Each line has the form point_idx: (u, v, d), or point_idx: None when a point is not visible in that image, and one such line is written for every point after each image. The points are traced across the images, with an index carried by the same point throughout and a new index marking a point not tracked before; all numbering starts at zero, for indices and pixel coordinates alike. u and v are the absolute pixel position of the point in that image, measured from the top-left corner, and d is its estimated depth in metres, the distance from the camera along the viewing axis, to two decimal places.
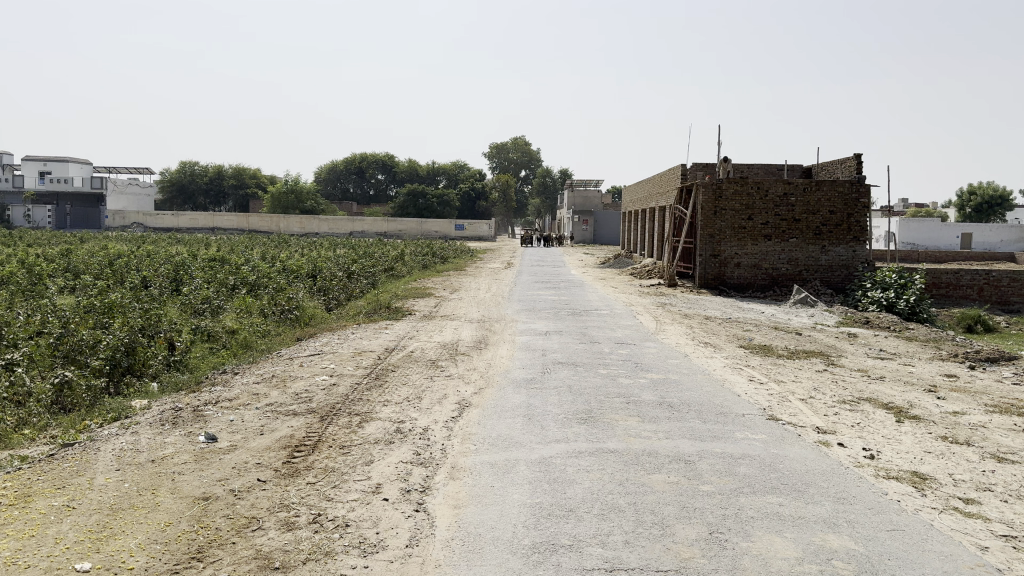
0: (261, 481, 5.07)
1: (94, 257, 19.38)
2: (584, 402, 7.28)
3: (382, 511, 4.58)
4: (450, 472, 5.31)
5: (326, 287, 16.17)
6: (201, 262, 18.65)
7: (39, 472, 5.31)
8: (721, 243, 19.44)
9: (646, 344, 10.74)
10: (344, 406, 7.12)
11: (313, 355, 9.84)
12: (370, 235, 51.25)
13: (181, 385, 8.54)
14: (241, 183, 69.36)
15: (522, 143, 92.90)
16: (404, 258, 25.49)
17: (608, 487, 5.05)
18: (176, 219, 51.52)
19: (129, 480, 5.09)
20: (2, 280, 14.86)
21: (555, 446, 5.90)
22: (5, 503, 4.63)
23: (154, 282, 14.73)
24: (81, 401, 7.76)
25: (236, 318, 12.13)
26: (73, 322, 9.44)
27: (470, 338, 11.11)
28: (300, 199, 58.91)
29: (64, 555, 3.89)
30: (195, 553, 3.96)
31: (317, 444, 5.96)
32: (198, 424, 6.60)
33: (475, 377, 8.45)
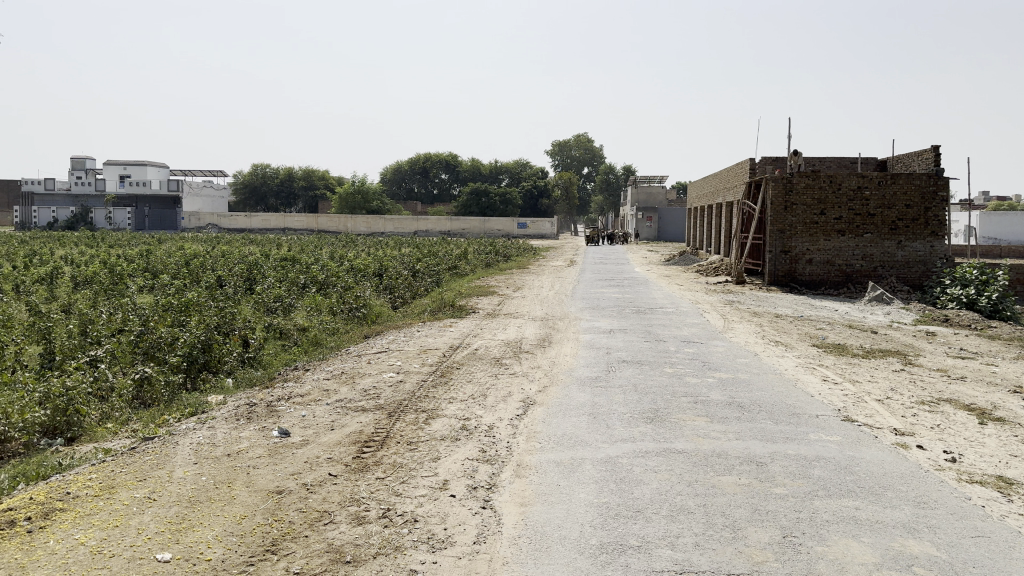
0: (332, 476, 5.17)
1: (172, 258, 20.09)
2: (650, 401, 7.20)
3: (449, 508, 4.61)
4: (516, 470, 5.32)
5: (392, 286, 16.39)
6: (273, 262, 19.12)
7: (122, 464, 5.53)
8: (791, 240, 18.98)
9: (714, 342, 10.57)
10: (411, 403, 7.21)
11: (381, 353, 9.97)
12: (434, 233, 51.67)
13: (254, 381, 8.81)
14: (311, 185, 70.90)
15: (585, 140, 92.63)
16: (468, 256, 25.65)
17: (678, 487, 4.98)
18: (249, 220, 53.12)
19: (206, 473, 5.25)
20: (86, 280, 15.52)
21: (622, 446, 5.84)
22: (91, 494, 4.83)
23: (229, 281, 15.18)
24: (160, 396, 8.06)
25: (306, 317, 12.41)
26: (152, 321, 9.79)
27: (535, 336, 11.10)
28: (366, 199, 59.87)
29: (146, 545, 4.03)
30: (270, 546, 4.05)
31: (385, 439, 6.04)
32: (271, 419, 6.78)
33: (540, 376, 8.41)
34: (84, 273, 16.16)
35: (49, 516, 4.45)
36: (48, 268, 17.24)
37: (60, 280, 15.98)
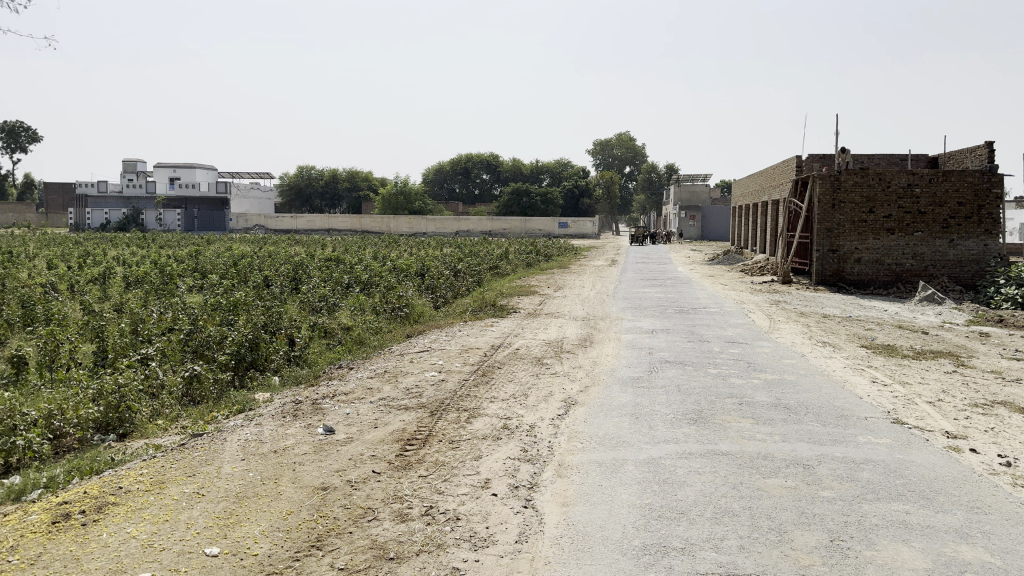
0: (376, 473, 5.22)
1: (220, 257, 20.51)
2: (693, 402, 7.13)
3: (491, 507, 4.62)
4: (557, 470, 5.31)
5: (434, 285, 16.50)
6: (317, 262, 19.39)
7: (172, 459, 5.66)
8: (839, 239, 18.62)
9: (759, 343, 10.43)
10: (453, 402, 7.24)
11: (423, 352, 10.04)
12: (475, 233, 51.83)
13: (300, 379, 8.96)
14: (355, 186, 71.70)
15: (627, 138, 92.04)
16: (510, 256, 25.69)
17: (722, 490, 4.92)
18: (295, 220, 53.95)
19: (253, 469, 5.34)
20: (139, 280, 15.92)
21: (665, 447, 5.80)
22: (142, 489, 4.95)
23: (275, 281, 15.43)
24: (209, 394, 8.24)
25: (351, 317, 12.56)
26: (202, 319, 10.00)
27: (576, 336, 11.07)
28: (409, 200, 60.34)
29: (195, 539, 4.11)
30: (315, 542, 4.11)
31: (428, 438, 6.09)
32: (316, 417, 6.87)
33: (581, 376, 8.39)
34: (136, 273, 16.57)
35: (102, 510, 4.57)
36: (102, 268, 17.72)
37: (114, 280, 16.40)
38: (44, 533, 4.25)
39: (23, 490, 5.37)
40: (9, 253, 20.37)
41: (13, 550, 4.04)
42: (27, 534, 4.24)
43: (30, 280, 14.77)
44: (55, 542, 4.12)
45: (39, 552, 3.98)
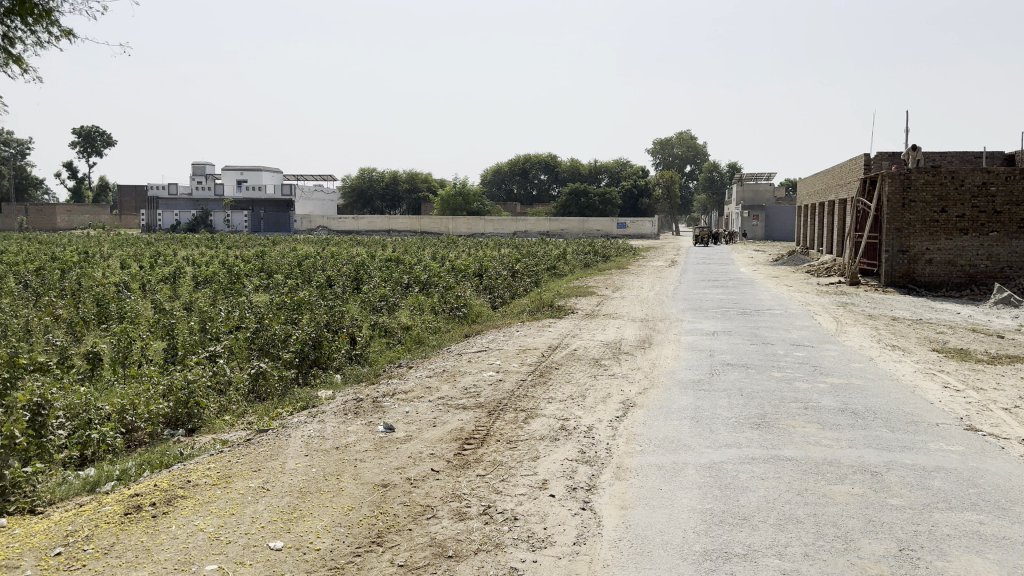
0: (435, 471, 5.27)
1: (285, 258, 20.99)
2: (755, 406, 6.99)
3: (549, 507, 4.62)
4: (616, 472, 5.27)
5: (492, 286, 16.57)
6: (378, 263, 19.69)
7: (239, 454, 5.81)
8: (910, 239, 17.99)
9: (825, 346, 10.17)
10: (511, 402, 7.26)
11: (481, 352, 10.09)
12: (533, 233, 51.86)
13: (361, 377, 9.12)
14: (415, 187, 72.42)
15: (688, 138, 91.01)
16: (567, 256, 25.64)
17: (786, 496, 4.82)
18: (356, 222, 54.83)
19: (316, 465, 5.44)
20: (207, 279, 16.39)
21: (726, 451, 5.71)
22: (209, 483, 5.09)
23: (337, 281, 15.71)
24: (273, 391, 8.47)
25: (410, 316, 12.71)
26: (267, 318, 10.25)
27: (635, 337, 10.99)
28: (467, 201, 60.76)
29: (259, 533, 4.21)
30: (375, 538, 4.16)
31: (485, 437, 6.11)
32: (377, 415, 6.96)
33: (640, 378, 8.32)
34: (204, 273, 17.05)
35: (172, 503, 4.71)
36: (172, 268, 18.30)
37: (184, 279, 16.92)
38: (117, 524, 4.41)
39: (98, 482, 5.61)
40: (87, 253, 21.20)
41: (88, 539, 4.19)
42: (102, 524, 4.40)
43: (105, 279, 15.35)
44: (127, 532, 4.27)
45: (112, 542, 4.13)
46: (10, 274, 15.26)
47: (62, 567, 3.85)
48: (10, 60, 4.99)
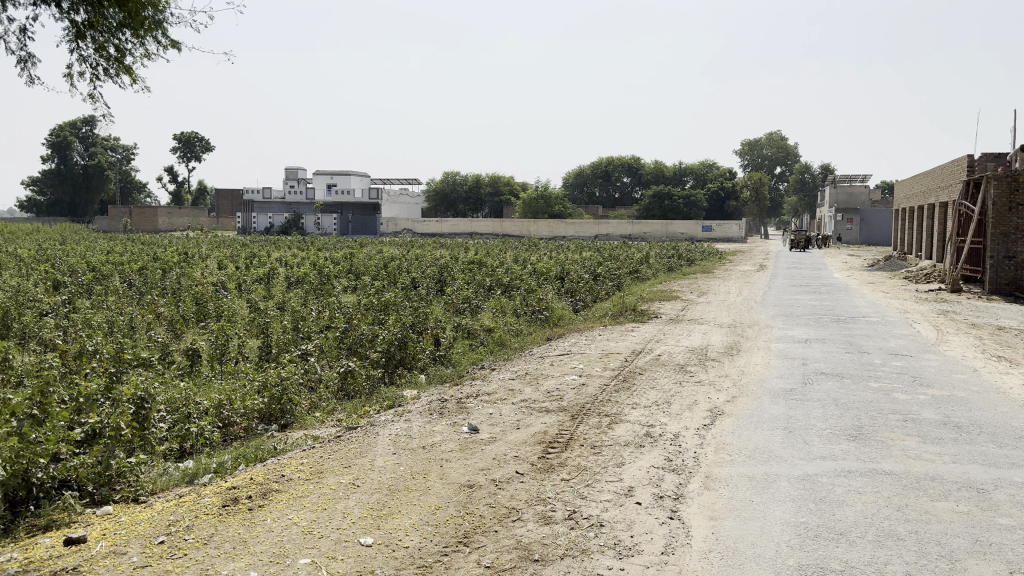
0: (519, 474, 5.27)
1: (372, 260, 21.49)
2: (852, 417, 6.74)
3: (635, 515, 4.56)
4: (704, 482, 5.17)
5: (573, 289, 16.53)
6: (461, 265, 19.91)
7: (329, 450, 5.97)
8: (1017, 244, 17.15)
9: (925, 356, 9.73)
10: (594, 406, 7.21)
11: (563, 355, 10.04)
12: (615, 236, 51.40)
13: (445, 378, 9.24)
14: (496, 190, 72.72)
15: (778, 138, 88.76)
16: (650, 260, 25.34)
17: (885, 512, 4.62)
18: (440, 225, 55.64)
19: (404, 463, 5.53)
20: (298, 280, 16.91)
21: (821, 464, 5.52)
22: (303, 477, 5.24)
23: (422, 283, 15.97)
24: (361, 389, 8.67)
25: (493, 318, 12.82)
26: (355, 319, 10.50)
27: (722, 344, 10.75)
28: (549, 204, 60.86)
29: (350, 528, 4.30)
30: (462, 538, 4.19)
31: (569, 441, 6.08)
32: (461, 415, 7.03)
33: (729, 386, 8.12)
34: (296, 274, 17.59)
35: (267, 496, 4.86)
36: (266, 269, 18.94)
37: (276, 279, 17.52)
38: (215, 515, 4.58)
39: (196, 474, 5.87)
40: (186, 253, 22.17)
41: (189, 530, 4.36)
42: (201, 515, 4.57)
43: (204, 278, 16.01)
44: (226, 523, 4.43)
45: (212, 533, 4.29)
46: (116, 273, 16.07)
47: (166, 555, 4.02)
48: (120, 70, 5.22)
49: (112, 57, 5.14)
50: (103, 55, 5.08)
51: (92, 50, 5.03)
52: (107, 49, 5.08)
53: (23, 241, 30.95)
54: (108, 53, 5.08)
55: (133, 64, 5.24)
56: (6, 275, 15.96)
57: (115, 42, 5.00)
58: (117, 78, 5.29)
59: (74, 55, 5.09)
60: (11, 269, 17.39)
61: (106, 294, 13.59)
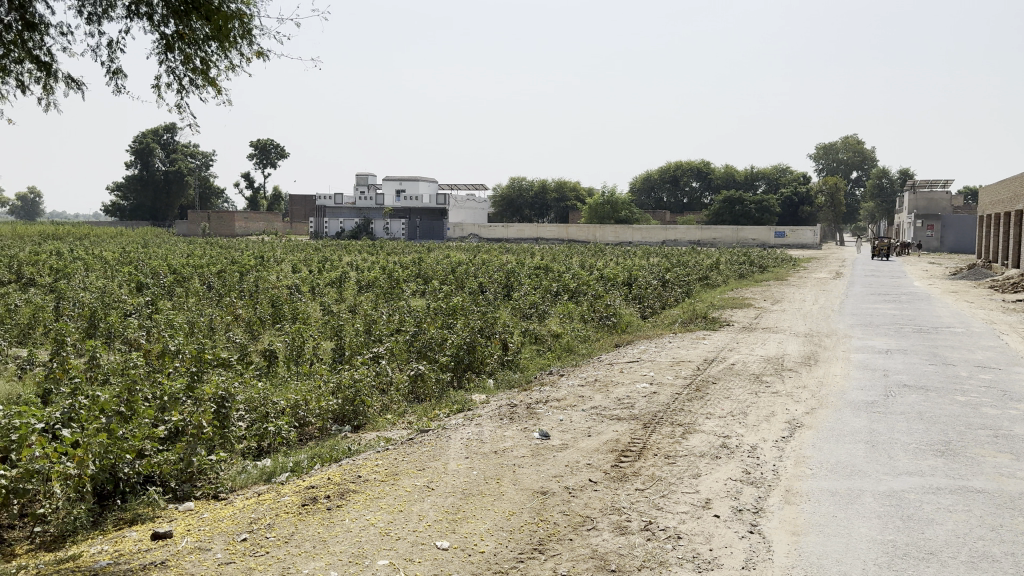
0: (593, 482, 5.21)
1: (440, 265, 21.72)
2: (939, 432, 6.46)
3: (714, 528, 4.46)
4: (785, 496, 5.02)
5: (641, 294, 16.37)
6: (528, 270, 19.95)
7: (403, 452, 6.02)
8: None
9: (1016, 369, 9.28)
10: (667, 415, 7.09)
11: (633, 362, 9.92)
12: (684, 242, 50.62)
13: (513, 383, 9.25)
14: (563, 196, 72.65)
15: (854, 142, 86.43)
16: (720, 266, 24.93)
17: (978, 531, 4.41)
18: (506, 230, 55.87)
19: (477, 467, 5.54)
20: (369, 283, 17.22)
21: (907, 480, 5.30)
22: (379, 478, 5.29)
23: (489, 288, 16.06)
24: (431, 392, 8.75)
25: (560, 324, 12.80)
26: (424, 323, 10.63)
27: (799, 353, 10.46)
28: (615, 209, 60.52)
29: (427, 531, 4.32)
30: (537, 545, 4.16)
31: (643, 450, 5.99)
32: (532, 421, 7.01)
33: (807, 397, 7.88)
34: (367, 278, 17.90)
35: (344, 496, 4.93)
36: (338, 272, 19.36)
37: (348, 282, 17.87)
38: (295, 514, 4.66)
39: (273, 472, 6.01)
40: (262, 257, 22.84)
41: (270, 528, 4.45)
42: (282, 513, 4.66)
43: (279, 281, 16.44)
44: (306, 523, 4.50)
45: (292, 532, 4.36)
46: (196, 275, 16.63)
47: (248, 552, 4.10)
48: (205, 82, 5.35)
49: (199, 70, 5.28)
50: (189, 67, 5.22)
51: (181, 62, 5.18)
52: (194, 61, 5.22)
53: (108, 243, 32.28)
54: (194, 65, 5.22)
55: (218, 75, 5.37)
56: (95, 276, 16.72)
57: (202, 54, 5.12)
58: (202, 90, 5.43)
59: (162, 67, 5.24)
60: (98, 270, 18.21)
61: (187, 295, 14.09)
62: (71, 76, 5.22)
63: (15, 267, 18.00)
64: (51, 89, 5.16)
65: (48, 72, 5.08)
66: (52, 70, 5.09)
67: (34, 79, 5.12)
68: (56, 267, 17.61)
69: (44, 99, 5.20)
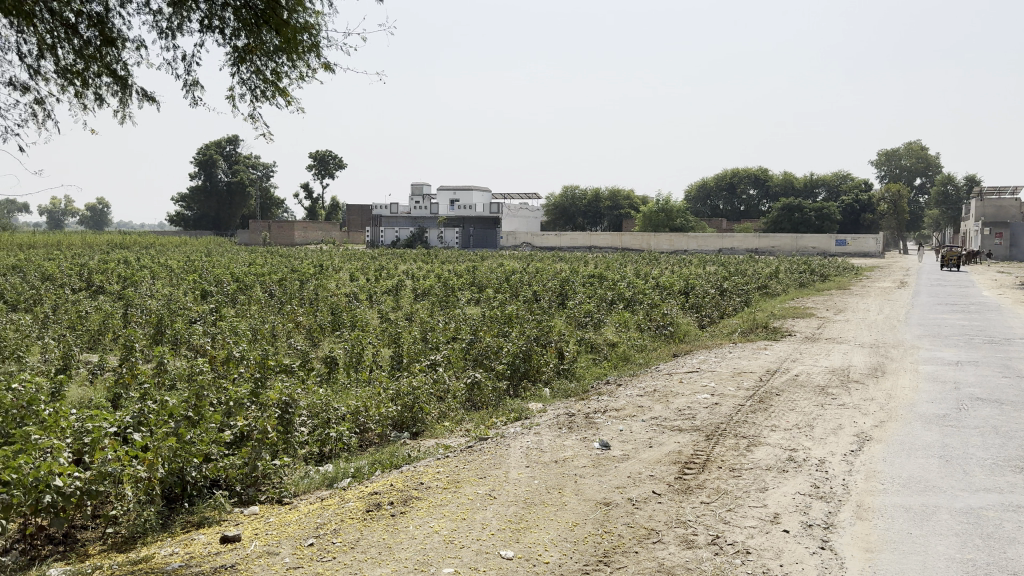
0: (657, 494, 5.13)
1: (494, 273, 21.79)
2: (1016, 448, 6.19)
3: (784, 543, 4.34)
4: (856, 511, 4.86)
5: (698, 303, 16.15)
6: (583, 279, 19.85)
7: (464, 460, 6.02)
8: None
9: None
10: (730, 427, 6.95)
11: (692, 373, 9.76)
12: (741, 250, 49.77)
13: (570, 392, 9.20)
14: (617, 204, 72.28)
15: (919, 148, 84.07)
16: (779, 274, 24.49)
17: None
18: (559, 238, 55.84)
19: (538, 476, 5.51)
20: (425, 291, 17.38)
21: (985, 497, 5.09)
22: (441, 486, 5.30)
23: (544, 296, 16.05)
24: (488, 400, 8.75)
25: (616, 333, 12.69)
26: (480, 331, 10.65)
27: (865, 365, 10.16)
28: (670, 217, 60.01)
29: (491, 540, 4.30)
30: (602, 557, 4.11)
31: (707, 462, 5.89)
32: (591, 430, 6.94)
33: (875, 410, 7.64)
34: (422, 286, 18.04)
35: (407, 503, 4.95)
36: (394, 281, 19.56)
37: (403, 290, 18.04)
38: (360, 520, 4.69)
39: (335, 478, 6.08)
40: (320, 265, 23.24)
41: (336, 533, 4.49)
42: (347, 519, 4.70)
43: (338, 290, 16.69)
44: (370, 529, 4.53)
45: (358, 537, 4.39)
46: (257, 283, 17.00)
47: (315, 557, 4.14)
48: (276, 92, 5.46)
49: (270, 80, 5.38)
50: (260, 78, 5.33)
51: (251, 73, 5.29)
52: (265, 71, 5.33)
53: (173, 252, 33.10)
54: (265, 75, 5.32)
55: (288, 85, 5.46)
56: (161, 284, 17.18)
57: (272, 65, 5.22)
58: (273, 100, 5.53)
59: (234, 78, 5.36)
60: (164, 278, 18.75)
61: (249, 303, 14.39)
62: (146, 89, 5.36)
63: (86, 275, 18.63)
64: (127, 101, 5.32)
65: (123, 85, 5.23)
66: (128, 83, 5.24)
67: (111, 92, 5.28)
68: (125, 274, 18.17)
69: (121, 111, 5.35)
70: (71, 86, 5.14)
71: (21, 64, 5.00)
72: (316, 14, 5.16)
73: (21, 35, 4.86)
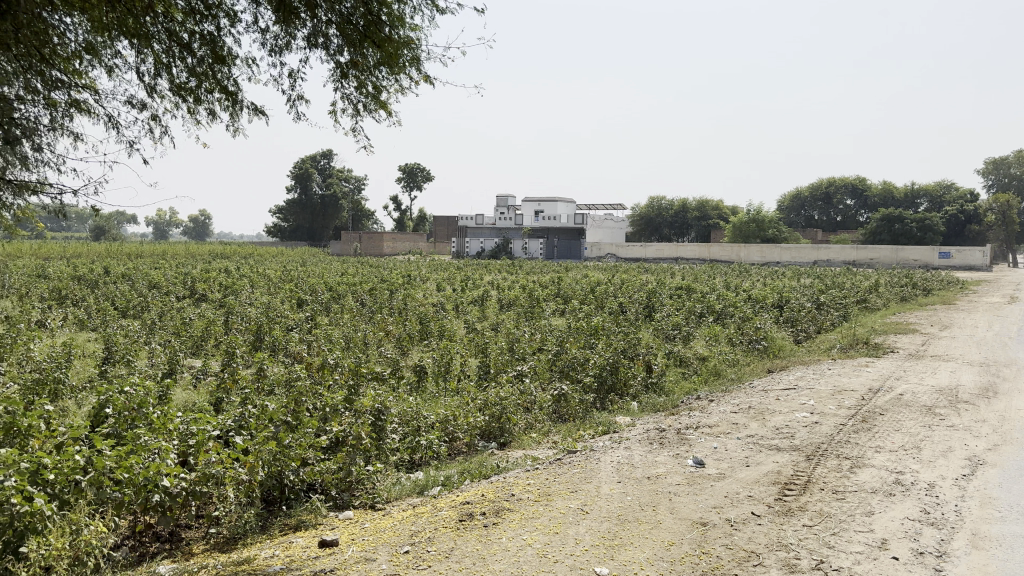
0: (756, 515, 4.97)
1: (580, 284, 21.75)
2: None
3: (894, 571, 4.14)
4: (971, 540, 4.59)
5: (793, 318, 15.65)
6: (671, 291, 19.54)
7: (555, 473, 5.99)
8: None
9: None
10: (831, 447, 6.69)
11: (789, 389, 9.45)
12: (837, 262, 48.07)
13: (659, 406, 9.06)
14: (705, 215, 70.97)
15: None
16: (879, 288, 23.51)
17: None
18: (644, 249, 55.32)
19: (631, 493, 5.42)
20: (511, 302, 17.45)
21: None
22: (532, 498, 5.28)
23: (630, 308, 15.89)
24: (576, 413, 8.69)
25: (706, 347, 12.44)
26: (566, 343, 10.63)
27: (974, 384, 9.63)
28: (761, 228, 58.57)
29: (585, 556, 4.26)
30: None
31: (808, 484, 5.67)
32: (684, 447, 6.80)
33: (988, 432, 7.21)
34: (509, 297, 18.13)
35: (499, 514, 4.95)
36: (481, 291, 19.73)
37: (491, 300, 18.15)
38: (453, 529, 4.72)
39: (426, 485, 6.14)
40: (409, 275, 23.67)
41: (431, 541, 4.52)
42: (440, 528, 4.73)
43: (427, 300, 16.92)
44: (464, 538, 4.55)
45: (451, 547, 4.41)
46: (350, 292, 17.41)
47: (411, 565, 4.18)
48: (378, 105, 5.58)
49: (370, 94, 5.51)
50: (362, 92, 5.47)
51: (354, 88, 5.44)
52: (366, 86, 5.47)
53: (270, 263, 34.29)
54: (366, 89, 5.46)
55: (388, 98, 5.58)
56: (259, 293, 17.81)
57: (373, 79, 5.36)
58: (375, 113, 5.66)
59: (337, 93, 5.51)
60: (262, 287, 19.44)
61: (342, 311, 14.74)
62: (255, 104, 5.57)
63: (189, 284, 19.48)
64: (237, 115, 5.54)
65: (234, 100, 5.45)
66: (237, 98, 5.45)
67: (222, 107, 5.52)
68: (226, 284, 18.92)
69: (231, 125, 5.57)
70: (185, 102, 5.39)
71: (139, 83, 5.27)
72: (415, 28, 5.25)
73: (141, 55, 5.13)
